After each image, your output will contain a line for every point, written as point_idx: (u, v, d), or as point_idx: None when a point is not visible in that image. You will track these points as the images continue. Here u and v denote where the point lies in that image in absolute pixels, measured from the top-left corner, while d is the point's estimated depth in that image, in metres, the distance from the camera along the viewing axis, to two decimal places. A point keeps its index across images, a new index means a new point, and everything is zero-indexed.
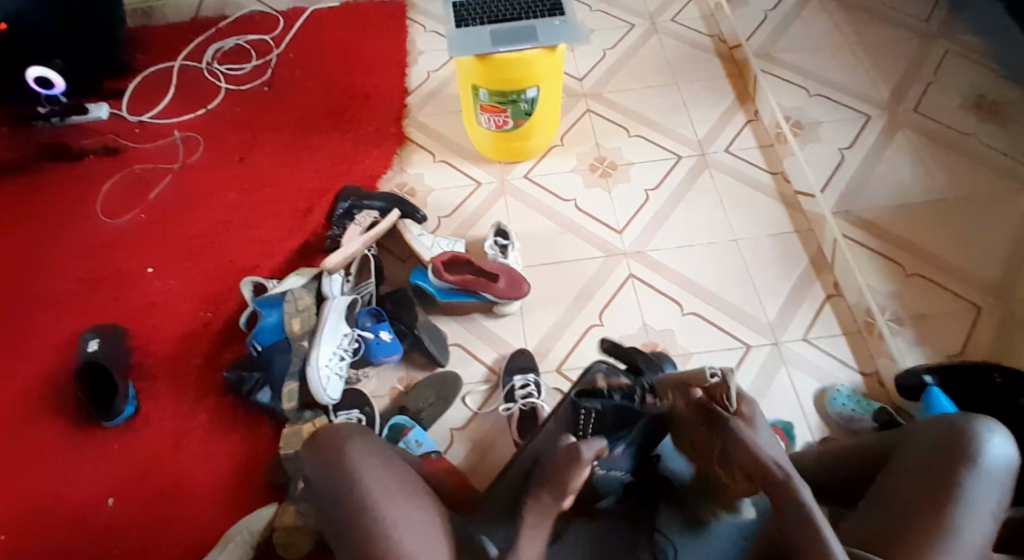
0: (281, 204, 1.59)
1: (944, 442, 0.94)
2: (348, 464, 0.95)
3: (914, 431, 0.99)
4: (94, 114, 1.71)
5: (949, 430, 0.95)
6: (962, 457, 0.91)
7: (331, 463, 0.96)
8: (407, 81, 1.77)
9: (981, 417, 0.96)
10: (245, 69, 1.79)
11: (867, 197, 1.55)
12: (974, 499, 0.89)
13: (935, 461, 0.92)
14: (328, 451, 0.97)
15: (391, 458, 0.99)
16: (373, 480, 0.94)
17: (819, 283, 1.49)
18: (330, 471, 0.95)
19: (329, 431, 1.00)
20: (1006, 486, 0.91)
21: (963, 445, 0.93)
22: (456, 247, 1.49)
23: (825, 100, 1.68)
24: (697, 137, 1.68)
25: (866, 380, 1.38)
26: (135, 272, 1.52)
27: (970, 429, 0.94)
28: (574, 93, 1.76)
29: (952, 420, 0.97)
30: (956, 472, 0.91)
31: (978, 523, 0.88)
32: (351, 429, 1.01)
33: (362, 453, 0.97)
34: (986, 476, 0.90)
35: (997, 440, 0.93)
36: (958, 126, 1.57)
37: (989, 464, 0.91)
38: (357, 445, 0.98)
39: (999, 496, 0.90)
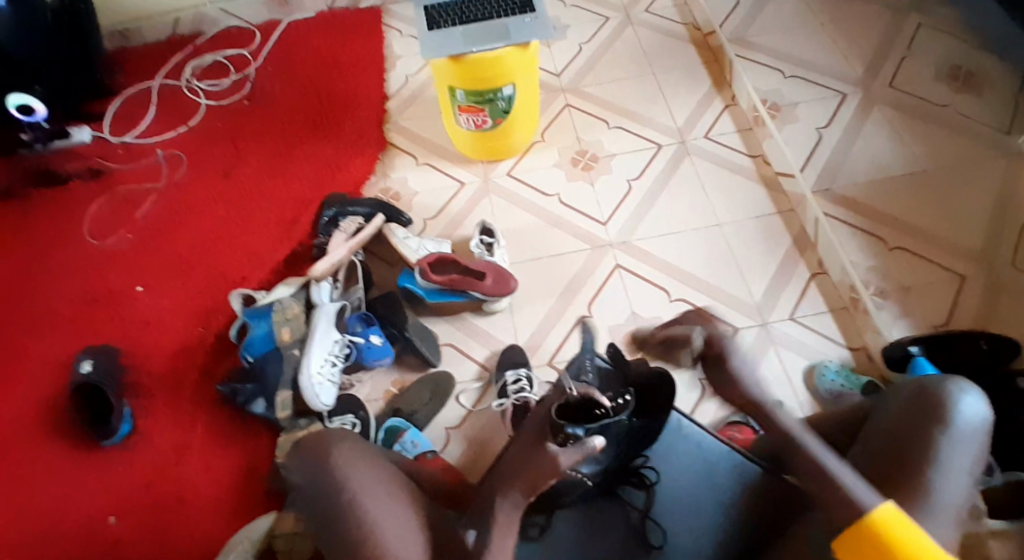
0: (266, 214, 1.60)
1: (918, 406, 0.96)
2: (331, 464, 1.01)
3: (890, 396, 1.02)
4: (76, 137, 1.72)
5: (922, 393, 0.97)
6: (935, 418, 0.93)
7: (316, 463, 1.02)
8: (385, 87, 1.79)
9: (955, 379, 0.98)
10: (224, 84, 1.80)
11: (847, 173, 1.55)
12: (949, 459, 0.91)
13: (909, 425, 0.94)
14: (315, 452, 1.03)
15: (379, 465, 1.04)
16: (356, 477, 1.00)
17: (804, 261, 1.51)
18: (314, 474, 1.01)
19: (316, 437, 1.06)
20: (981, 444, 0.93)
21: (936, 406, 0.94)
22: (442, 248, 1.50)
23: (801, 81, 1.69)
24: (675, 125, 1.69)
25: (854, 355, 1.41)
26: (126, 290, 1.54)
27: (942, 391, 0.96)
28: (551, 89, 1.77)
29: (924, 382, 0.99)
30: (931, 433, 0.92)
31: (955, 484, 0.90)
32: (338, 433, 1.06)
33: (347, 455, 1.02)
34: (961, 436, 0.92)
35: (968, 399, 0.95)
36: (937, 100, 1.54)
37: (963, 422, 0.93)
38: (342, 446, 1.03)
39: (977, 451, 0.92)
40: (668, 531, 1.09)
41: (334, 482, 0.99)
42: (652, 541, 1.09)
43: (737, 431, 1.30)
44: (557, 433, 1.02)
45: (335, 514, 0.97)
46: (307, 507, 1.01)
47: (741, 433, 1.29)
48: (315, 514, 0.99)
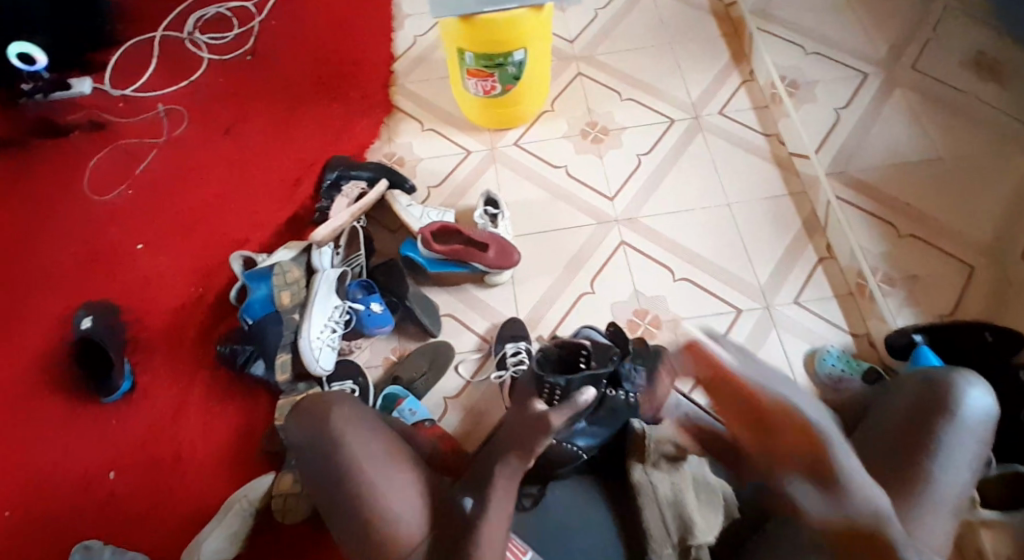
0: (268, 174, 1.58)
1: (926, 398, 0.97)
2: (331, 429, 1.02)
3: (897, 387, 1.03)
4: (76, 89, 1.68)
5: (931, 386, 0.98)
6: (942, 411, 0.95)
7: (316, 426, 1.03)
8: (392, 47, 1.73)
9: (962, 371, 0.99)
10: (227, 38, 1.75)
11: (863, 159, 1.52)
12: (951, 451, 0.92)
13: (914, 415, 0.96)
14: (315, 415, 1.04)
15: (380, 430, 1.05)
16: (355, 444, 1.01)
17: (812, 246, 1.49)
18: (314, 437, 1.02)
19: (316, 398, 1.07)
20: (985, 437, 0.94)
21: (943, 398, 0.96)
22: (446, 217, 1.47)
23: (822, 58, 1.63)
24: (690, 100, 1.65)
25: (856, 341, 1.40)
26: (125, 247, 1.52)
27: (950, 383, 0.97)
28: (564, 56, 1.72)
29: (934, 374, 1.00)
30: (935, 425, 0.94)
31: (954, 474, 0.91)
32: (339, 396, 1.07)
33: (346, 419, 1.03)
34: (965, 427, 0.94)
35: (976, 392, 0.96)
36: (954, 84, 1.51)
37: (969, 414, 0.94)
38: (342, 409, 1.04)
39: (981, 443, 0.94)
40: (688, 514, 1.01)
41: (334, 447, 1.01)
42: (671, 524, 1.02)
43: None
44: (543, 388, 1.14)
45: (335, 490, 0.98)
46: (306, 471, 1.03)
47: None
48: (318, 486, 1.01)
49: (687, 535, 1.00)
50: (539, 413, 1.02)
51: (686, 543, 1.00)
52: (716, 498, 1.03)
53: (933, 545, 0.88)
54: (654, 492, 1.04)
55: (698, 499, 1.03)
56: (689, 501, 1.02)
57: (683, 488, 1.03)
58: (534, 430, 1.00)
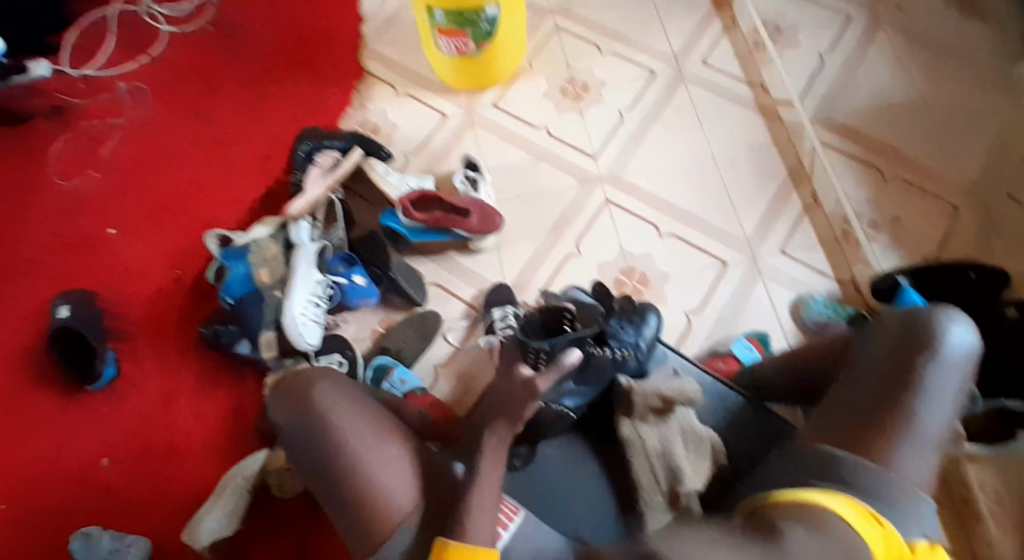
0: (239, 149, 1.53)
1: (905, 335, 0.96)
2: (315, 409, 1.01)
3: (876, 326, 1.01)
4: (34, 71, 1.57)
5: (910, 324, 0.96)
6: (922, 349, 0.93)
7: (299, 406, 1.02)
8: (360, 9, 1.67)
9: (942, 307, 0.98)
10: (186, 9, 1.68)
11: (847, 102, 1.50)
12: (935, 389, 0.91)
13: (895, 355, 0.95)
14: (297, 394, 1.04)
15: (367, 405, 1.04)
16: (340, 425, 1.00)
17: (797, 195, 1.46)
18: (298, 417, 1.02)
19: (297, 376, 1.06)
20: (967, 371, 0.93)
21: (923, 335, 0.95)
22: (425, 184, 1.44)
23: (803, 2, 1.60)
24: (671, 50, 1.60)
25: (843, 286, 1.39)
26: (98, 232, 1.48)
27: (931, 319, 0.96)
28: (539, 10, 1.66)
29: (913, 311, 0.98)
30: (915, 364, 0.93)
31: (937, 410, 0.91)
32: (322, 375, 1.06)
33: (329, 396, 1.03)
34: (947, 363, 0.93)
35: (957, 327, 0.95)
36: (942, 27, 1.54)
37: (950, 351, 0.93)
38: (323, 387, 1.04)
39: (963, 379, 0.93)
40: (681, 469, 1.03)
41: (320, 426, 1.00)
42: (662, 479, 1.04)
43: (720, 361, 1.29)
44: (527, 353, 1.08)
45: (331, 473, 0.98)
46: (295, 452, 1.02)
47: (724, 363, 1.29)
48: (308, 465, 1.00)
49: (675, 482, 1.03)
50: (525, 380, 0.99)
51: (677, 490, 1.03)
52: (703, 444, 1.05)
53: (917, 483, 0.88)
54: (642, 445, 1.06)
55: (685, 448, 1.05)
56: (677, 450, 1.05)
57: (671, 438, 1.05)
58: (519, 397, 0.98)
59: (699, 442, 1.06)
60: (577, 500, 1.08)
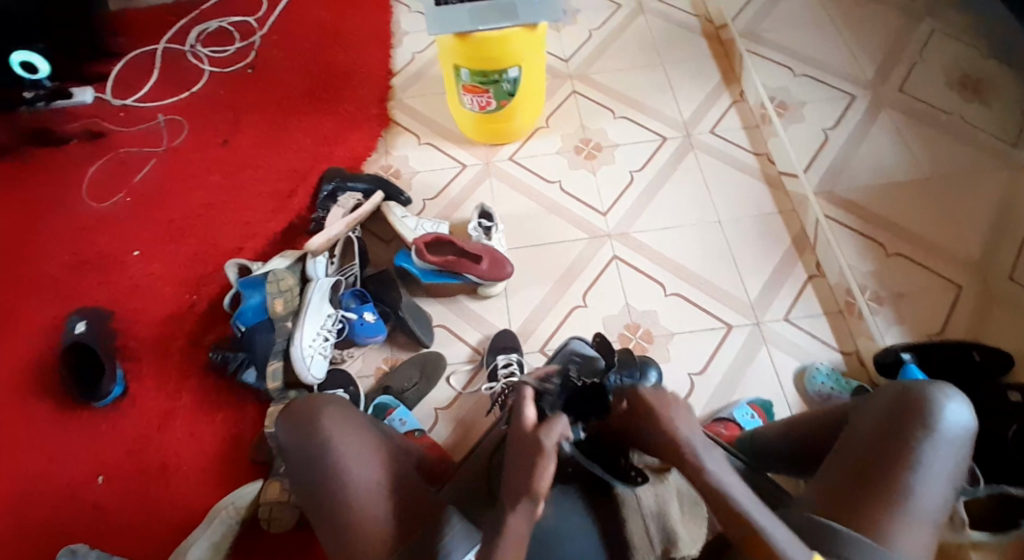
0: (264, 185, 1.60)
1: (903, 408, 0.98)
2: (321, 432, 1.02)
3: (874, 397, 1.03)
4: (77, 98, 1.71)
5: (907, 397, 0.98)
6: (919, 424, 0.96)
7: (304, 430, 1.03)
8: (390, 63, 1.78)
9: (939, 383, 1.00)
10: (229, 52, 1.79)
11: (849, 177, 1.54)
12: (929, 465, 0.94)
13: (892, 428, 0.97)
14: (304, 420, 1.04)
15: (369, 437, 1.05)
16: (342, 445, 1.01)
17: (802, 263, 1.54)
18: (304, 441, 1.02)
19: (306, 401, 1.06)
20: (961, 449, 0.96)
21: (920, 409, 0.97)
22: (439, 229, 1.49)
23: (810, 79, 1.67)
24: (682, 119, 1.69)
25: (845, 359, 1.44)
26: (120, 254, 1.53)
27: (928, 395, 0.98)
28: (559, 74, 1.76)
29: (911, 385, 1.00)
30: (914, 438, 0.95)
31: (932, 485, 0.93)
32: (329, 400, 1.07)
33: (337, 422, 1.03)
34: (941, 440, 0.95)
35: (953, 405, 0.97)
36: (943, 108, 1.40)
37: (947, 428, 0.96)
38: (331, 415, 1.04)
39: (958, 457, 0.95)
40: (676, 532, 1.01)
41: (326, 450, 1.01)
42: (655, 540, 1.01)
43: (723, 427, 1.30)
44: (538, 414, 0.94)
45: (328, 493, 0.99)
46: (294, 474, 1.03)
47: (727, 430, 1.30)
48: (301, 482, 1.01)
49: (671, 546, 1.00)
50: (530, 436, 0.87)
51: (670, 554, 1.00)
52: (698, 509, 1.05)
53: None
54: (637, 505, 1.03)
55: (681, 510, 1.04)
56: (672, 512, 1.03)
57: (667, 500, 1.03)
58: (535, 456, 0.85)
59: (691, 509, 1.05)
60: (568, 558, 1.00)
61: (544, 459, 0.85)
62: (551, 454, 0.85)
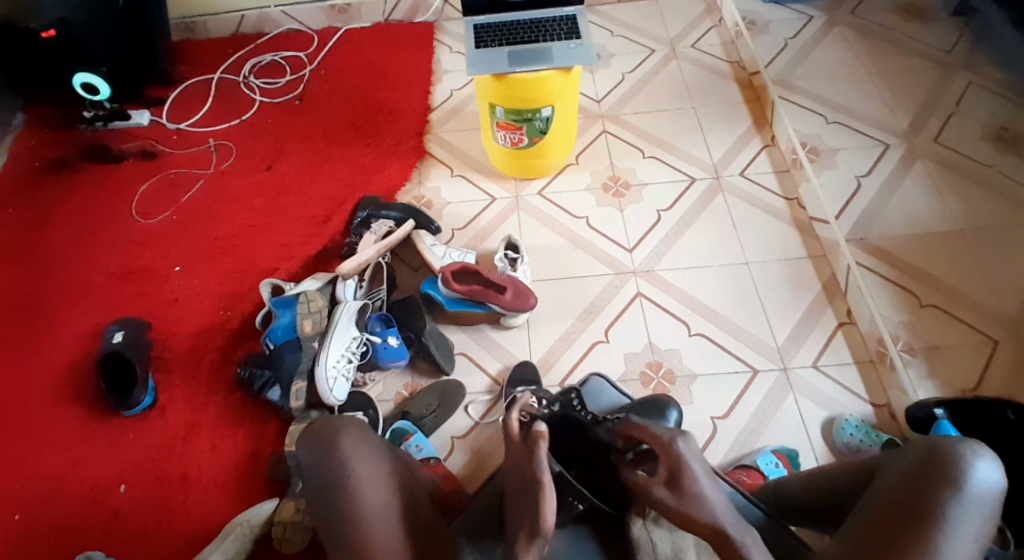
0: (302, 209, 1.66)
1: (929, 465, 0.93)
2: (338, 453, 1.01)
3: (902, 453, 0.98)
4: (134, 120, 1.83)
5: (934, 452, 0.94)
6: (945, 481, 0.91)
7: (322, 451, 1.02)
8: (429, 99, 1.84)
9: (968, 440, 0.95)
10: (279, 84, 1.89)
11: (883, 226, 1.53)
12: (955, 526, 0.88)
13: (918, 484, 0.92)
14: (323, 440, 1.03)
15: (384, 461, 1.04)
16: (360, 472, 1.00)
17: (831, 309, 1.48)
18: (321, 460, 1.02)
19: (326, 422, 1.06)
20: (990, 512, 0.90)
21: (947, 467, 0.92)
22: (466, 258, 1.51)
23: (843, 127, 1.68)
24: (711, 160, 1.70)
25: (877, 411, 1.37)
26: (161, 268, 1.60)
27: (954, 452, 0.93)
28: (591, 114, 1.80)
29: (938, 441, 0.96)
30: (938, 495, 0.90)
31: (959, 547, 0.87)
32: (349, 421, 1.06)
33: (356, 443, 1.03)
34: (970, 501, 0.89)
35: (982, 464, 0.92)
36: (977, 158, 1.51)
37: (975, 486, 0.90)
38: (350, 435, 1.03)
39: (988, 518, 0.90)
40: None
41: (339, 469, 1.00)
42: None
43: (745, 475, 1.27)
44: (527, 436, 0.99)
45: (335, 510, 0.98)
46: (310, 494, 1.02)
47: (749, 477, 1.26)
48: (316, 500, 1.00)
49: None
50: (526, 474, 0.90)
51: None
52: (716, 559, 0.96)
53: None
54: (653, 550, 0.99)
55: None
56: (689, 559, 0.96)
57: (685, 549, 0.97)
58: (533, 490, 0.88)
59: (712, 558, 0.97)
60: None
61: (540, 491, 0.87)
62: (545, 483, 0.87)
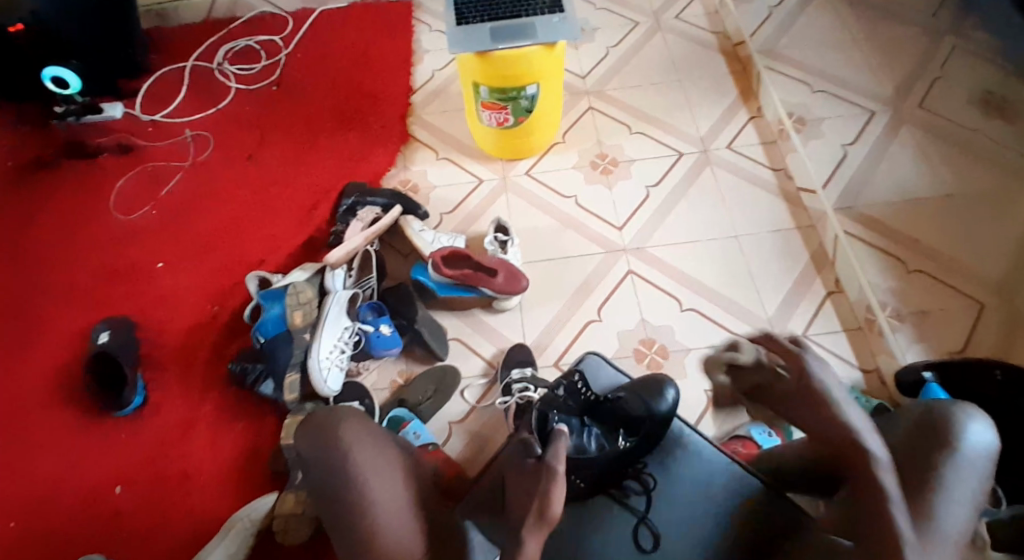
0: (287, 197, 1.63)
1: (925, 430, 0.95)
2: (341, 442, 1.01)
3: (898, 418, 1.00)
4: (108, 113, 1.77)
5: (930, 416, 0.95)
6: (940, 445, 0.92)
7: (323, 440, 1.01)
8: (411, 80, 1.81)
9: (963, 404, 0.96)
10: (255, 69, 1.84)
11: (870, 194, 1.53)
12: (951, 488, 0.89)
13: (914, 448, 0.93)
14: (322, 428, 1.03)
15: (387, 448, 1.04)
16: (363, 461, 1.00)
17: (821, 280, 1.49)
18: (321, 452, 1.01)
19: (326, 412, 1.04)
20: (984, 473, 0.91)
21: (941, 430, 0.93)
22: (456, 243, 1.50)
23: (830, 96, 1.67)
24: (698, 134, 1.69)
25: (866, 377, 1.38)
26: (146, 265, 1.57)
27: (950, 416, 0.95)
28: (576, 91, 1.78)
29: (933, 406, 0.97)
30: (935, 459, 0.91)
31: (956, 510, 0.88)
32: (349, 410, 1.05)
33: (356, 433, 1.02)
34: (964, 463, 0.91)
35: (976, 425, 0.93)
36: (964, 123, 1.52)
37: (970, 448, 0.92)
38: (352, 425, 1.03)
39: (982, 480, 0.91)
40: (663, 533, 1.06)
41: (343, 460, 1.00)
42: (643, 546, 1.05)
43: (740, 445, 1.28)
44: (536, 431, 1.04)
45: (341, 505, 0.98)
46: (312, 483, 1.01)
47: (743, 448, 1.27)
48: (317, 489, 1.00)
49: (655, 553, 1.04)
50: (538, 463, 0.91)
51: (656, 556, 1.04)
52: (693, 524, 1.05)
53: None
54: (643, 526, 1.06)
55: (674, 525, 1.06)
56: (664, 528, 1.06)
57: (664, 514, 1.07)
58: (544, 477, 0.88)
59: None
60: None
61: (552, 481, 0.88)
62: (556, 474, 0.89)
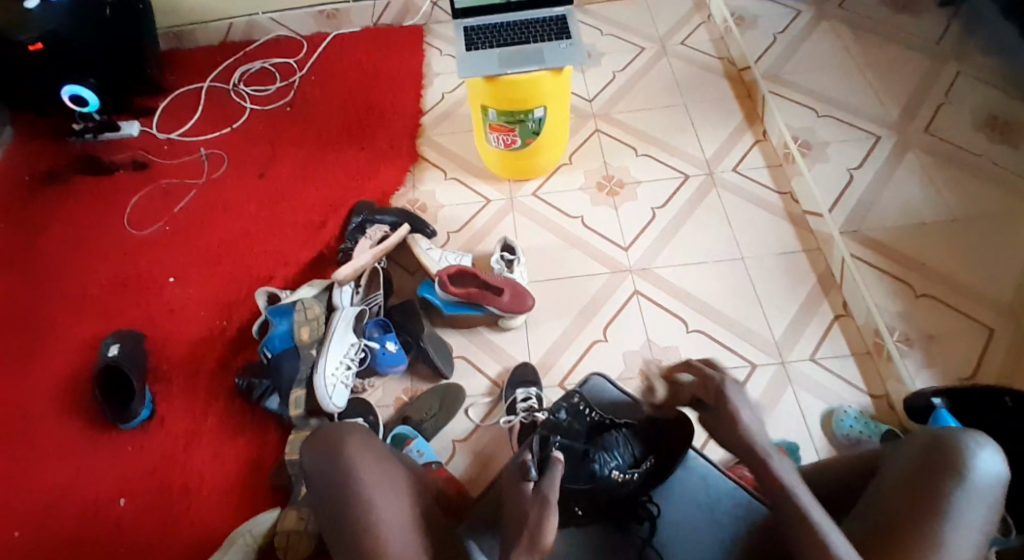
0: (297, 216, 1.65)
1: (933, 456, 0.92)
2: (345, 459, 1.01)
3: (907, 444, 0.98)
4: (124, 131, 1.82)
5: (937, 444, 0.93)
6: (947, 474, 0.90)
7: (329, 456, 1.02)
8: (421, 102, 1.84)
9: (971, 432, 0.94)
10: (270, 90, 1.89)
11: (877, 216, 1.53)
12: (958, 516, 0.88)
13: (922, 477, 0.92)
14: (329, 447, 1.02)
15: (392, 465, 1.04)
16: (367, 475, 1.00)
17: (827, 302, 1.50)
18: (326, 465, 1.01)
19: (333, 428, 1.05)
20: (992, 502, 0.89)
21: (948, 459, 0.91)
22: (463, 261, 1.51)
23: (833, 121, 1.69)
24: (704, 157, 1.71)
25: (875, 402, 1.38)
26: (156, 279, 1.59)
27: (957, 442, 0.92)
28: (582, 114, 1.81)
29: (941, 431, 0.95)
30: (942, 487, 0.89)
31: (962, 536, 0.87)
32: (352, 427, 1.05)
33: (362, 449, 1.02)
34: (974, 493, 0.89)
35: (984, 455, 0.91)
36: (973, 150, 1.45)
37: (977, 479, 0.89)
38: (355, 441, 1.03)
39: (989, 511, 0.89)
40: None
41: (347, 474, 1.00)
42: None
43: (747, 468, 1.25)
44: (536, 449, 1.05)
45: (342, 518, 0.97)
46: (317, 496, 1.01)
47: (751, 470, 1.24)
48: (321, 504, 1.00)
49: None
50: (536, 491, 0.91)
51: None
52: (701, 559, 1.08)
53: None
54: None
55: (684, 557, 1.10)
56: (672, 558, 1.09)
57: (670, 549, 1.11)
58: (539, 509, 0.89)
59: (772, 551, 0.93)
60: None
61: (546, 512, 0.89)
62: (552, 504, 0.90)
